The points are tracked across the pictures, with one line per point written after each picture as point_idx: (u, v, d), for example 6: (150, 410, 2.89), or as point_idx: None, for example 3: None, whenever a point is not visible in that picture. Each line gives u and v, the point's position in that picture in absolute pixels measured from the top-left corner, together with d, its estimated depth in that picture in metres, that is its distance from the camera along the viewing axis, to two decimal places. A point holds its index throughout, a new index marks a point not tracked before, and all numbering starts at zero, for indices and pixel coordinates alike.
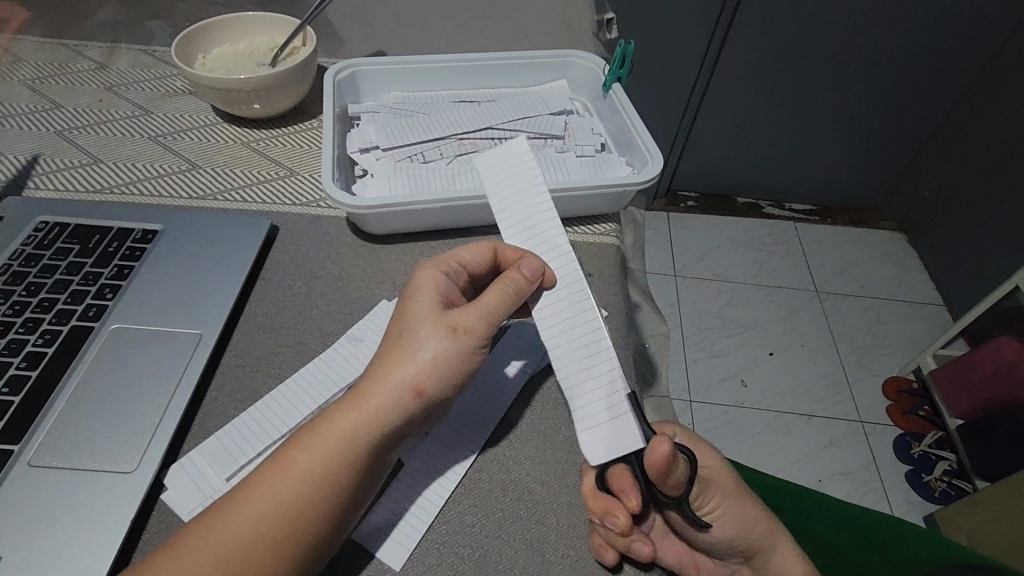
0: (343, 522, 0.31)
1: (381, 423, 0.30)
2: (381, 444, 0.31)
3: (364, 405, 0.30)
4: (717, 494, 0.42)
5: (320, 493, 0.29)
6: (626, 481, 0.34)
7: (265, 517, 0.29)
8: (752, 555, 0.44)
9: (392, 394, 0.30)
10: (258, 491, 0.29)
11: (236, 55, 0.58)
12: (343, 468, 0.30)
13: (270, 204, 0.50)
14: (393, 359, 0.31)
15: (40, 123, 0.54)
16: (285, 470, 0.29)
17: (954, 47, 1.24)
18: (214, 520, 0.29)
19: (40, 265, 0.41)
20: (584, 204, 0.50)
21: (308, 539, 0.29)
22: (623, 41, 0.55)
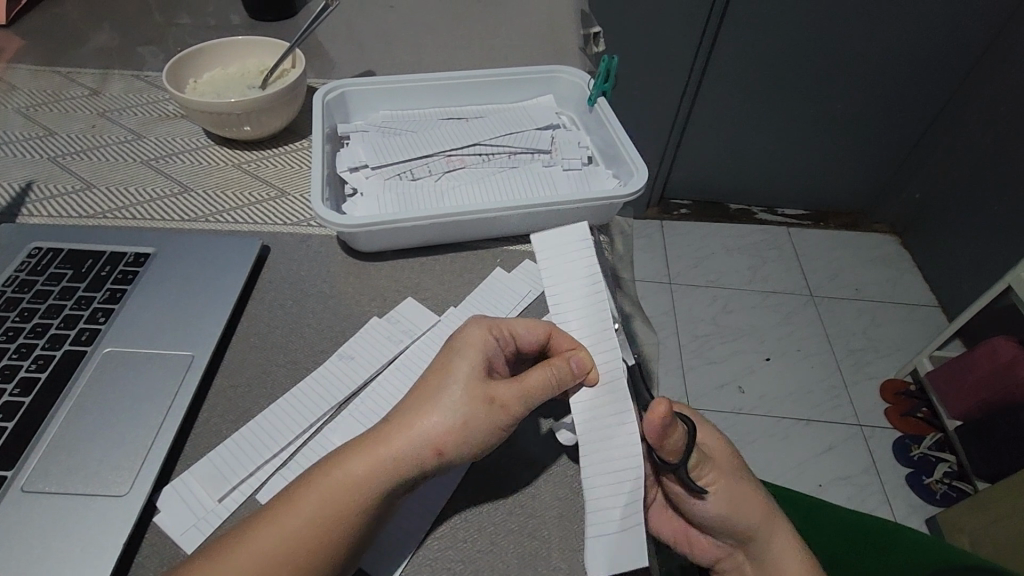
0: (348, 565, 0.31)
1: (399, 472, 0.31)
2: (395, 493, 0.31)
3: (385, 451, 0.31)
4: (716, 474, 0.42)
5: (332, 536, 0.30)
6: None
7: (276, 554, 0.29)
8: (746, 540, 0.45)
9: (417, 449, 0.31)
10: (270, 525, 0.30)
11: (227, 79, 0.59)
12: (355, 511, 0.30)
13: (261, 224, 0.51)
14: (423, 412, 0.32)
15: (33, 151, 0.55)
16: (298, 508, 0.30)
17: (939, 49, 1.26)
18: (223, 554, 0.29)
19: (33, 291, 0.42)
20: (571, 217, 0.51)
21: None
22: (606, 56, 0.56)
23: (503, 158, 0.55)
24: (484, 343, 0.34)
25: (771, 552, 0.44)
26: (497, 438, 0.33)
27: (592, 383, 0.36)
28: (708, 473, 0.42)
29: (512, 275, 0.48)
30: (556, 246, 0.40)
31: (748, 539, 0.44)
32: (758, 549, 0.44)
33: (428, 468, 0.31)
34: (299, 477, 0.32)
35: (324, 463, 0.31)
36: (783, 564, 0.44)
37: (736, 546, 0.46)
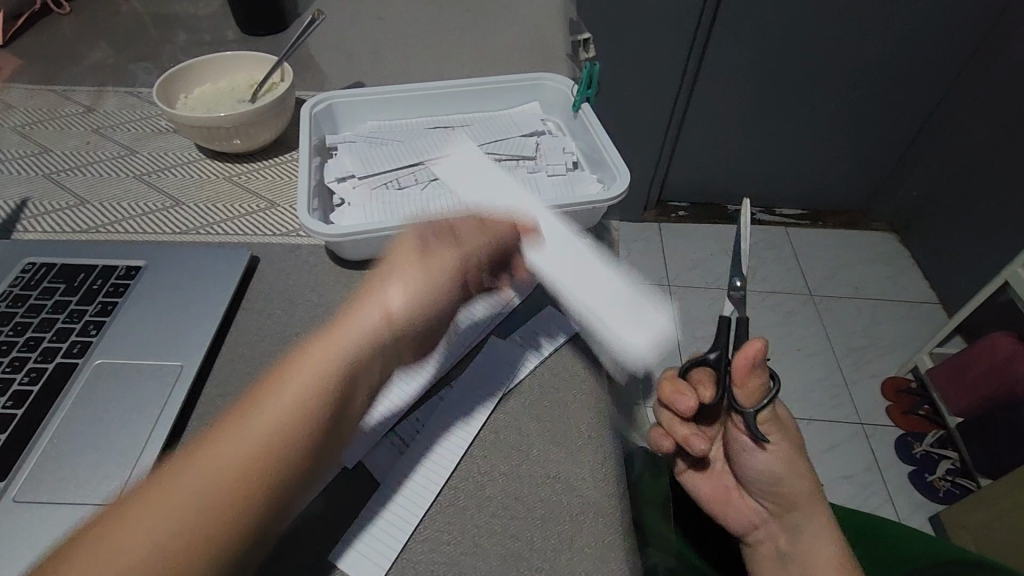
0: (296, 492, 0.31)
1: (342, 382, 0.32)
2: (338, 411, 0.32)
3: (324, 361, 0.32)
4: (780, 436, 0.50)
5: (281, 456, 0.30)
6: (710, 377, 0.46)
7: (223, 480, 0.28)
8: (788, 508, 0.52)
9: (356, 351, 0.33)
10: (216, 451, 0.29)
11: (217, 94, 0.60)
12: (303, 429, 0.30)
13: (250, 235, 0.52)
14: (359, 315, 0.34)
15: (28, 168, 0.56)
16: (244, 432, 0.30)
17: (931, 47, 1.27)
18: (167, 487, 0.28)
19: (27, 305, 0.43)
20: (556, 222, 0.51)
21: (264, 506, 0.29)
22: (588, 64, 0.57)
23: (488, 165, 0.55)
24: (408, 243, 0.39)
25: (808, 522, 0.51)
26: (445, 293, 0.38)
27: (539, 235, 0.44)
28: (773, 433, 0.50)
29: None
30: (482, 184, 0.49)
31: (790, 505, 0.52)
32: (797, 519, 0.52)
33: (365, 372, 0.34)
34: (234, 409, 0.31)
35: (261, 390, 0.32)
36: (816, 534, 0.51)
37: (775, 511, 0.53)
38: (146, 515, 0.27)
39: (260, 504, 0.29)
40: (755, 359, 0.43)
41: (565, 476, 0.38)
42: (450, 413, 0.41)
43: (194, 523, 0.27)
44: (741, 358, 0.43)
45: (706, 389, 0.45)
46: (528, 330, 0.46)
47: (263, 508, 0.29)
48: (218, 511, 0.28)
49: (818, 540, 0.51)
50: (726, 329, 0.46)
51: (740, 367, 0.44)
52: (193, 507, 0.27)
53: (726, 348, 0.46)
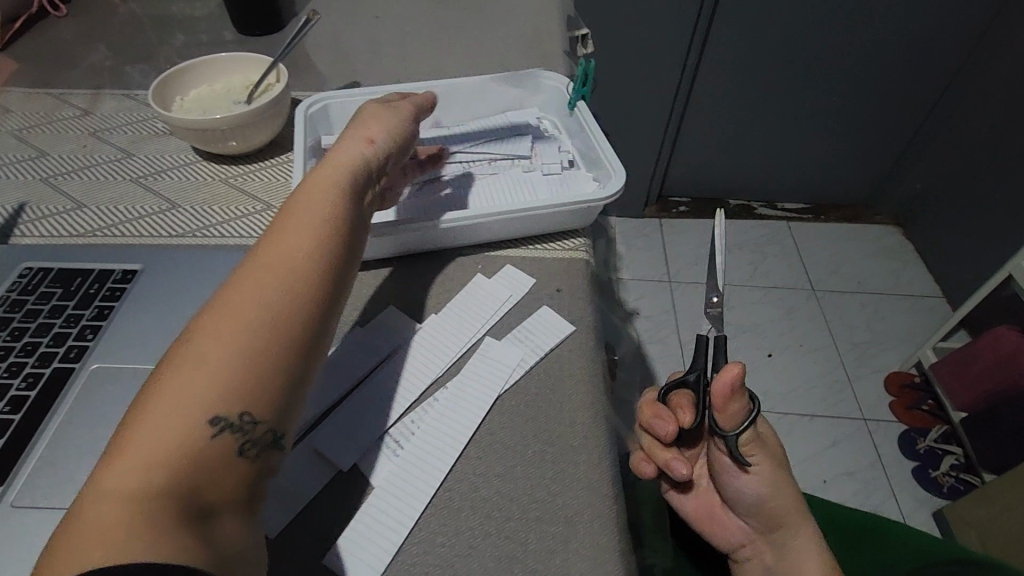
0: (332, 306, 0.33)
1: (336, 209, 0.35)
2: (344, 232, 0.35)
3: (313, 197, 0.35)
4: (764, 456, 0.45)
5: (305, 275, 0.32)
6: (688, 402, 0.44)
7: (263, 303, 0.30)
8: (774, 528, 0.48)
9: (336, 185, 0.37)
10: (244, 285, 0.30)
11: (213, 96, 0.60)
12: (316, 250, 0.33)
13: (246, 238, 0.52)
14: (335, 165, 0.38)
15: (26, 172, 0.56)
16: (262, 265, 0.31)
17: (933, 39, 1.25)
18: (211, 325, 0.29)
19: (24, 310, 0.43)
20: (551, 221, 0.51)
21: (307, 313, 0.31)
22: (583, 60, 0.57)
23: (482, 166, 0.55)
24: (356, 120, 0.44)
25: (794, 541, 0.47)
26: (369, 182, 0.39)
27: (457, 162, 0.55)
28: (755, 454, 0.45)
29: (492, 281, 0.49)
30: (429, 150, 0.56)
31: (776, 525, 0.47)
32: (783, 538, 0.47)
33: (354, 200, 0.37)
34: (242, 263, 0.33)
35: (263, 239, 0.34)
36: (804, 557, 0.46)
37: (759, 530, 0.49)
38: (185, 377, 0.27)
39: (303, 314, 0.31)
40: (733, 385, 0.39)
41: (560, 476, 0.38)
42: (442, 415, 0.41)
43: (237, 368, 0.28)
44: (717, 384, 0.40)
45: (684, 414, 0.43)
46: (522, 330, 0.46)
47: (307, 315, 0.31)
48: (259, 346, 0.28)
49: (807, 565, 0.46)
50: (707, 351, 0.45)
51: (716, 392, 0.40)
52: (231, 360, 0.28)
53: (704, 372, 0.45)
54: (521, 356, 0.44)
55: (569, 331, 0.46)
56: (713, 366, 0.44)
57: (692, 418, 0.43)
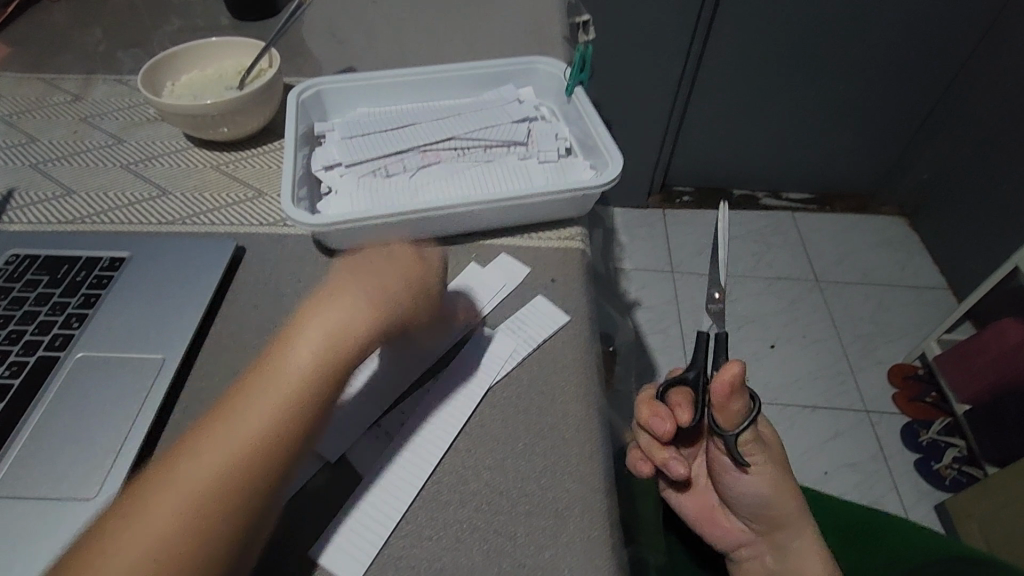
0: (262, 516, 0.31)
1: (306, 397, 0.32)
2: (302, 431, 0.32)
3: (286, 381, 0.32)
4: (766, 460, 0.47)
5: (233, 488, 0.29)
6: (687, 400, 0.44)
7: (181, 511, 0.28)
8: (775, 529, 0.49)
9: (317, 359, 0.32)
10: (172, 483, 0.29)
11: (204, 81, 0.59)
12: (259, 457, 0.30)
13: (237, 225, 0.51)
14: (356, 272, 0.35)
15: (15, 158, 0.56)
16: (199, 462, 0.30)
17: (942, 27, 1.23)
18: (132, 517, 0.28)
19: (8, 298, 0.42)
20: (546, 209, 0.50)
21: (221, 534, 0.29)
22: (581, 45, 0.55)
23: (478, 153, 0.54)
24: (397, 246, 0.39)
25: (795, 541, 0.48)
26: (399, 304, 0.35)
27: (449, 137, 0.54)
28: (757, 459, 0.46)
29: (487, 269, 0.48)
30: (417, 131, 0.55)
31: (777, 527, 0.49)
32: (783, 537, 0.49)
33: (339, 374, 0.33)
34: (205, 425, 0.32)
35: (229, 409, 0.32)
36: (804, 558, 0.48)
37: (760, 532, 0.50)
38: (158, 505, 0.29)
39: (215, 536, 0.29)
40: (732, 384, 0.40)
41: (551, 470, 0.37)
42: (433, 405, 0.40)
43: (199, 512, 0.28)
44: (715, 384, 0.40)
45: (682, 412, 0.43)
46: (516, 320, 0.45)
47: (218, 539, 0.29)
48: (227, 488, 0.29)
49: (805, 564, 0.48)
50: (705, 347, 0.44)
51: (717, 388, 0.40)
52: (194, 505, 0.29)
53: (705, 373, 0.44)
54: (514, 346, 0.43)
55: (563, 321, 0.45)
56: (713, 364, 0.44)
57: (692, 416, 0.43)
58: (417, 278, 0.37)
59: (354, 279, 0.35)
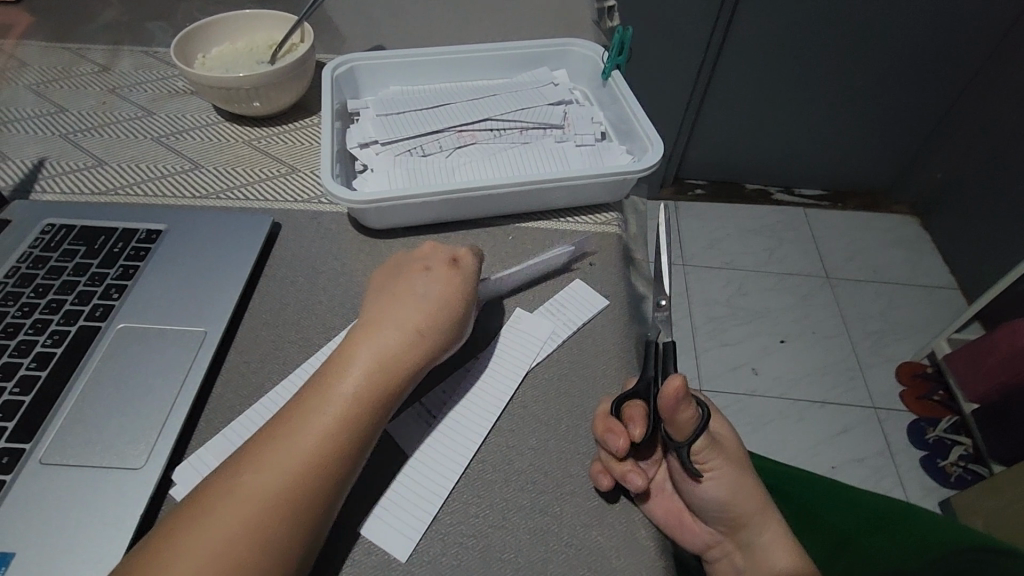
0: (316, 536, 0.30)
1: (360, 418, 0.32)
2: (353, 450, 0.32)
3: (340, 403, 0.32)
4: (721, 461, 0.41)
5: (286, 506, 0.29)
6: (639, 413, 0.37)
7: (243, 532, 0.28)
8: (738, 528, 0.44)
9: (370, 381, 0.32)
10: (228, 502, 0.28)
11: (236, 54, 0.58)
12: (317, 476, 0.30)
13: (271, 201, 0.51)
14: (404, 292, 0.36)
15: (45, 128, 0.55)
16: (257, 482, 0.29)
17: (964, 26, 1.22)
18: (188, 540, 0.27)
19: (47, 267, 0.42)
20: (584, 192, 0.50)
21: (281, 554, 0.28)
22: (620, 28, 0.54)
23: (514, 134, 0.54)
24: (436, 251, 0.39)
25: (762, 540, 0.43)
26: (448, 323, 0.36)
27: (483, 116, 0.54)
28: (711, 458, 0.41)
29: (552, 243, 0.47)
30: (452, 110, 0.55)
31: (741, 527, 0.43)
32: (749, 538, 0.44)
33: (390, 397, 0.33)
34: (254, 446, 0.31)
35: (279, 429, 0.31)
36: (775, 557, 0.43)
37: (726, 533, 0.45)
38: (206, 524, 0.28)
39: (275, 558, 0.28)
40: (677, 397, 0.34)
41: (593, 453, 0.37)
42: (473, 384, 0.40)
43: (248, 534, 0.28)
44: (661, 397, 0.35)
45: (635, 428, 0.36)
46: (555, 303, 0.45)
47: (278, 561, 0.28)
48: (279, 509, 0.29)
49: (776, 565, 0.43)
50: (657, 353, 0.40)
51: (663, 402, 0.35)
52: (246, 525, 0.28)
53: (656, 379, 0.38)
54: (553, 328, 0.43)
55: (602, 305, 0.45)
56: (664, 371, 0.39)
57: (644, 432, 0.36)
58: (464, 301, 0.37)
59: (401, 301, 0.35)
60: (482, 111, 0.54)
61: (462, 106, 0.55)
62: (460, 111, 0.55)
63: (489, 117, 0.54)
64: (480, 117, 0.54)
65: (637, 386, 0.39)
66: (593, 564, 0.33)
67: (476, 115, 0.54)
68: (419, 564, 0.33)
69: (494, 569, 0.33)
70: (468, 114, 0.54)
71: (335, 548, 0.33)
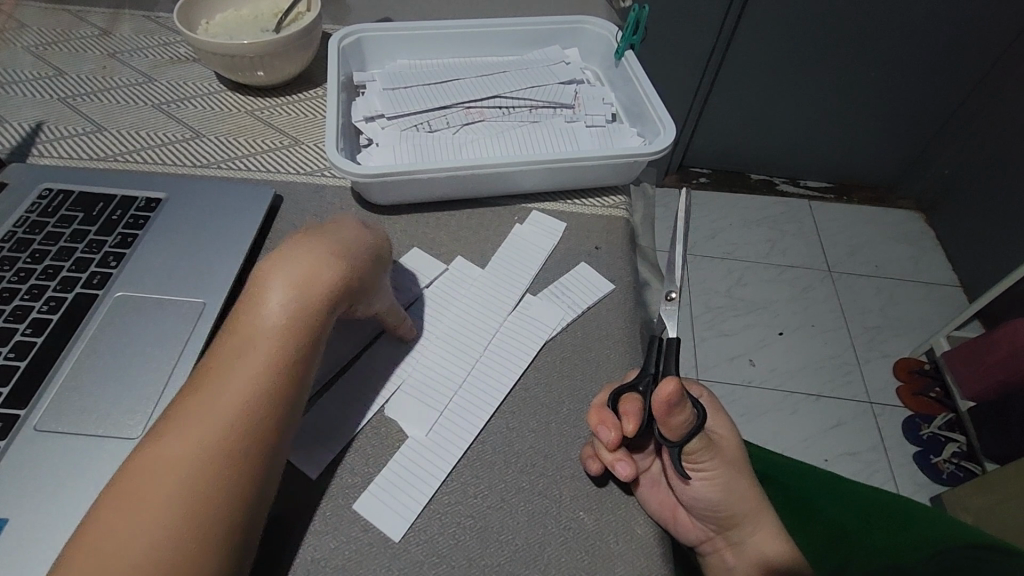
0: (267, 486, 0.30)
1: (284, 358, 0.31)
2: (286, 391, 0.31)
3: (260, 343, 0.31)
4: (716, 461, 0.41)
5: (226, 460, 0.28)
6: (634, 407, 0.36)
7: (178, 503, 0.27)
8: (728, 527, 0.44)
9: (290, 314, 0.32)
10: (158, 466, 0.28)
11: (240, 22, 0.56)
12: (247, 426, 0.29)
13: (273, 173, 0.50)
14: (320, 235, 0.35)
15: (43, 91, 0.54)
16: (185, 439, 0.28)
17: (979, 21, 1.19)
18: (124, 506, 0.26)
19: (44, 233, 0.41)
20: (591, 175, 0.49)
21: (234, 506, 0.28)
22: (636, 6, 0.53)
23: (523, 112, 0.53)
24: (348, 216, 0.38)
25: (755, 538, 0.43)
26: (365, 264, 0.35)
27: (493, 93, 0.53)
28: (704, 457, 0.40)
29: (532, 231, 0.48)
30: (461, 84, 0.54)
31: (732, 524, 0.43)
32: (740, 535, 0.44)
33: (313, 329, 0.32)
34: (179, 404, 0.30)
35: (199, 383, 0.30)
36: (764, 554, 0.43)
37: (717, 531, 0.45)
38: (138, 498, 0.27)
39: (226, 510, 0.28)
40: (670, 400, 0.34)
41: (592, 438, 0.37)
42: (470, 368, 0.40)
43: (189, 494, 0.27)
44: (655, 398, 0.35)
45: (628, 421, 0.35)
46: (559, 286, 0.44)
47: (231, 510, 0.28)
48: (219, 466, 0.28)
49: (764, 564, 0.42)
50: (654, 352, 0.39)
51: (657, 402, 0.35)
52: (186, 486, 0.27)
53: (655, 375, 0.38)
54: (558, 312, 0.43)
55: (607, 289, 0.45)
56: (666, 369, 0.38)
57: (637, 427, 0.36)
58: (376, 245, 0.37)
59: (302, 244, 0.34)
60: (492, 87, 0.53)
61: (471, 81, 0.54)
62: (470, 86, 0.53)
63: (499, 92, 0.53)
64: (488, 93, 0.53)
65: (634, 380, 0.38)
66: (592, 547, 0.33)
67: (486, 91, 0.53)
68: (417, 543, 0.33)
69: (491, 549, 0.33)
70: (477, 90, 0.53)
71: (333, 522, 0.33)
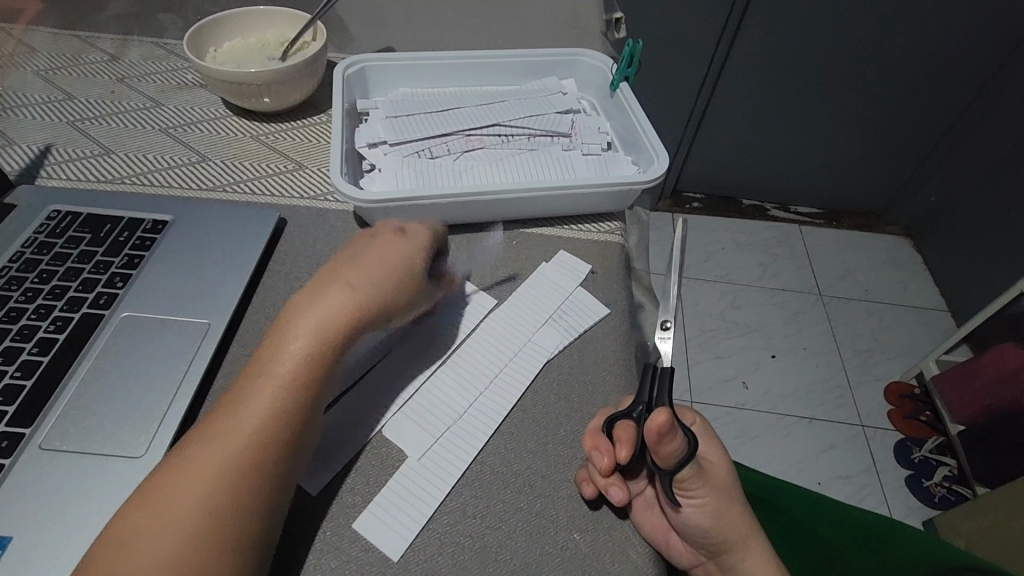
0: (279, 507, 0.31)
1: (305, 383, 0.32)
2: (305, 415, 0.32)
3: (283, 368, 0.32)
4: (707, 489, 0.42)
5: (238, 480, 0.29)
6: (627, 434, 0.37)
7: (190, 519, 0.28)
8: (720, 552, 0.44)
9: (315, 342, 0.33)
10: (176, 481, 0.29)
11: (248, 50, 0.58)
12: (263, 447, 0.30)
13: (277, 197, 0.51)
14: (349, 261, 0.37)
15: (53, 114, 0.55)
16: (203, 457, 0.30)
17: (961, 54, 1.24)
18: (142, 517, 0.28)
19: (52, 253, 0.42)
20: (587, 201, 0.50)
21: (245, 525, 0.29)
22: (630, 41, 0.55)
23: (522, 141, 0.54)
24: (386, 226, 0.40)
25: (746, 563, 0.43)
26: (393, 282, 0.36)
27: (494, 121, 0.55)
28: (694, 484, 0.41)
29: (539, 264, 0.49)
30: (462, 112, 0.55)
31: (723, 550, 0.44)
32: (731, 561, 0.44)
33: (334, 359, 0.33)
34: (203, 424, 0.31)
35: (221, 408, 0.32)
36: None
37: (709, 556, 0.45)
38: (154, 510, 0.28)
39: (238, 527, 0.29)
40: (662, 429, 0.35)
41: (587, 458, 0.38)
42: (474, 392, 0.41)
43: (202, 509, 0.28)
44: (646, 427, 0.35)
45: (621, 448, 0.36)
46: (557, 311, 0.46)
47: (245, 527, 0.29)
48: (233, 486, 0.29)
49: None
50: (650, 380, 0.40)
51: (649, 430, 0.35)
52: (200, 502, 0.28)
53: (649, 403, 0.39)
54: (556, 336, 0.44)
55: (603, 313, 0.46)
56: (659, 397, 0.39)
57: (630, 454, 0.36)
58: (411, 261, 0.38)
59: (335, 271, 0.36)
60: (493, 116, 0.55)
61: (472, 110, 0.56)
62: (471, 114, 0.55)
63: (501, 121, 0.55)
64: (488, 122, 0.54)
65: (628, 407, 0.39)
66: (587, 565, 0.34)
67: (487, 119, 0.55)
68: (415, 563, 0.33)
69: (489, 570, 0.33)
70: (479, 117, 0.55)
71: (333, 542, 0.34)
